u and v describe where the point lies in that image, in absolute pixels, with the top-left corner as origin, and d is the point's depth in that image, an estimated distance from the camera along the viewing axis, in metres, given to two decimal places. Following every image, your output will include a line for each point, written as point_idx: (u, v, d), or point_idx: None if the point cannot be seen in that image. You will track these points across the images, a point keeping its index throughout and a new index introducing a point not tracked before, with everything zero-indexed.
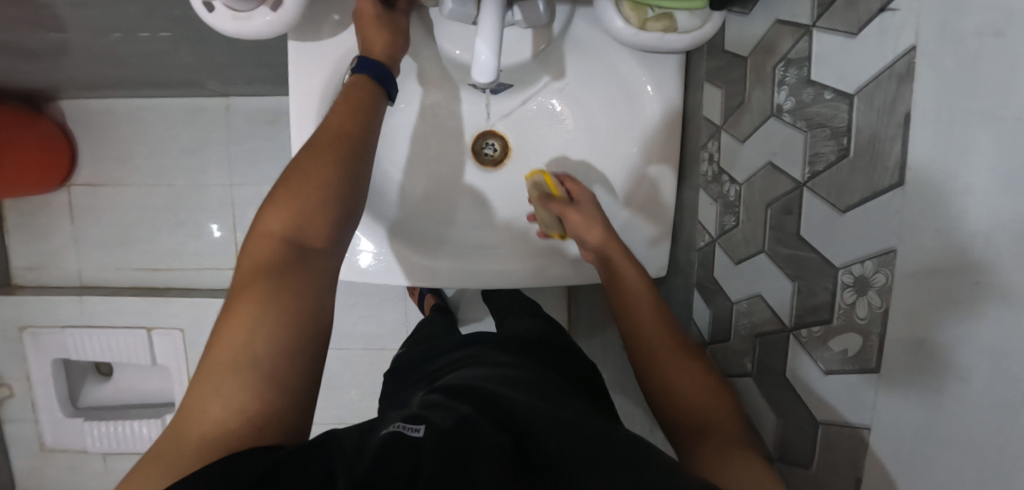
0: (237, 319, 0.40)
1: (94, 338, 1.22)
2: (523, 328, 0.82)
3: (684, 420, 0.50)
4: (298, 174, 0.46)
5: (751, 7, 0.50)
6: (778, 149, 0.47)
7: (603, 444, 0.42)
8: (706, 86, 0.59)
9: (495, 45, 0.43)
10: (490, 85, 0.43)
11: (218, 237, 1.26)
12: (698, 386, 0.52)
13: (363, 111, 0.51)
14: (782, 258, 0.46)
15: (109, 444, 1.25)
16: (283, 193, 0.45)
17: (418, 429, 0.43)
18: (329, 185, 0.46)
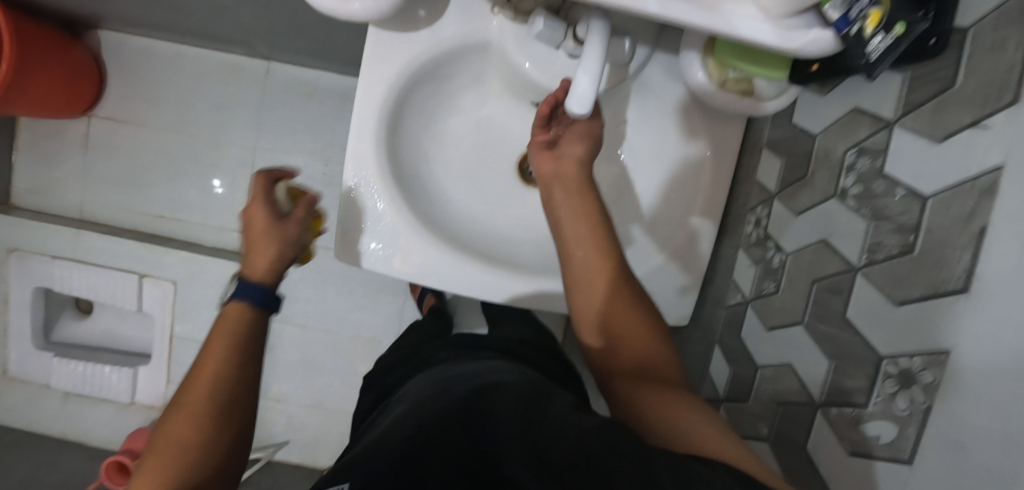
0: None
1: (83, 273, 1.19)
2: (519, 333, 0.83)
3: (619, 369, 0.51)
4: (165, 432, 0.45)
5: (829, 88, 0.52)
6: (835, 230, 0.48)
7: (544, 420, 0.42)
8: (765, 152, 0.61)
9: (596, 80, 0.49)
10: (583, 116, 0.49)
11: (218, 194, 1.24)
12: (625, 317, 0.53)
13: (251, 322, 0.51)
14: (820, 334, 0.48)
15: (75, 384, 1.21)
16: (138, 478, 0.44)
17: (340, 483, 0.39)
18: (193, 426, 0.45)
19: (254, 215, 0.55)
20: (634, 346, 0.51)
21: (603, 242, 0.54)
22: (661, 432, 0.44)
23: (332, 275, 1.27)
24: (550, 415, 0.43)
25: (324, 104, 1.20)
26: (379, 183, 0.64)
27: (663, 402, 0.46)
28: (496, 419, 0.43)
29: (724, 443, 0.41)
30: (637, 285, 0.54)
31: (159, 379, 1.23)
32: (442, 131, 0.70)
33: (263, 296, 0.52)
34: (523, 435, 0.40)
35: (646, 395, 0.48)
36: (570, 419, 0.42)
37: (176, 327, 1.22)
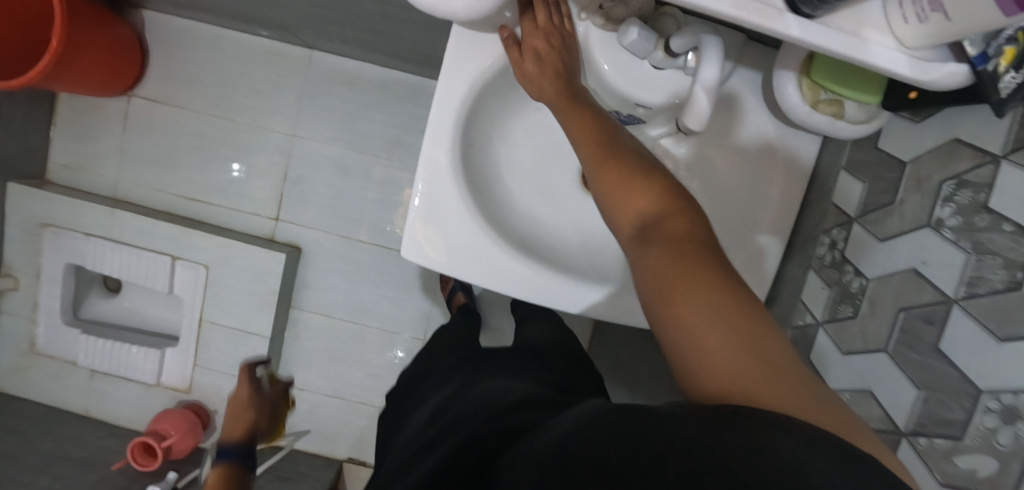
0: None
1: (116, 252, 1.18)
2: (541, 335, 0.81)
3: (637, 244, 0.41)
4: None
5: (922, 116, 0.53)
6: (928, 260, 0.48)
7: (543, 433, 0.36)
8: (844, 175, 0.61)
9: (712, 98, 0.52)
10: (700, 130, 0.53)
11: (233, 178, 1.23)
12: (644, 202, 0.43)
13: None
14: (908, 363, 0.48)
15: (102, 363, 1.21)
16: None
17: None
18: None
19: (240, 393, 0.82)
20: (638, 204, 0.43)
21: (598, 144, 0.48)
22: (673, 351, 0.36)
23: (362, 267, 1.26)
24: (531, 431, 0.37)
25: (365, 96, 1.19)
26: (451, 183, 0.64)
27: (674, 291, 0.36)
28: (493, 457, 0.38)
29: (754, 370, 0.32)
30: (631, 160, 0.45)
31: (186, 362, 1.23)
32: (510, 134, 0.71)
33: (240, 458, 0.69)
34: (506, 463, 0.35)
35: (661, 274, 0.38)
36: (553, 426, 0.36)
37: (205, 311, 1.21)
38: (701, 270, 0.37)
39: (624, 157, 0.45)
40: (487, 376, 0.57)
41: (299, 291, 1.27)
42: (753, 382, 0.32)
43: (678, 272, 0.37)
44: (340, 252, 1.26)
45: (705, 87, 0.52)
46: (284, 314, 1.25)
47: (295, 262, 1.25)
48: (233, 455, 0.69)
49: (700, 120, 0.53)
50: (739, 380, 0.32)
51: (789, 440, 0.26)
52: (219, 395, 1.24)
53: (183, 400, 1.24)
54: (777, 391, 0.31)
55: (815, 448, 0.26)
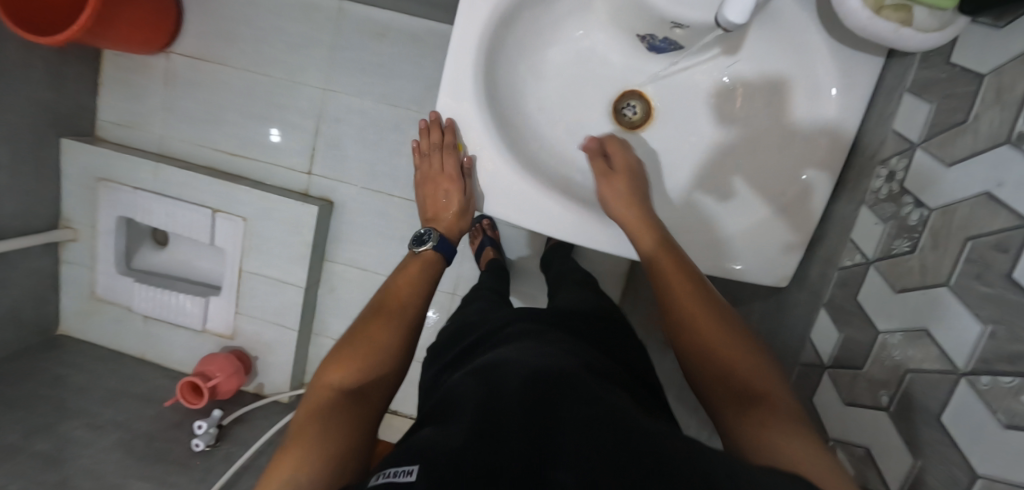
0: (287, 461, 0.44)
1: (162, 204, 1.23)
2: (573, 302, 0.78)
3: (715, 392, 0.48)
4: (365, 334, 0.55)
5: (1006, 21, 0.45)
6: (1006, 181, 0.42)
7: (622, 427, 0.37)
8: (907, 98, 0.54)
9: None
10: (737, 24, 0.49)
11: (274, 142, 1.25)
12: (730, 344, 0.49)
13: (416, 284, 0.62)
14: (974, 297, 0.43)
15: (154, 310, 1.27)
16: (345, 356, 0.53)
17: (410, 472, 0.36)
18: (379, 352, 0.54)
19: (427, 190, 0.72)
20: (735, 357, 0.49)
21: (696, 286, 0.53)
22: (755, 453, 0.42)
23: (394, 221, 1.27)
24: (597, 424, 0.38)
25: (396, 47, 1.16)
26: (473, 113, 0.62)
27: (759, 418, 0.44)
28: (567, 419, 0.39)
29: (815, 465, 0.39)
30: (727, 311, 0.52)
31: (229, 310, 1.28)
32: (538, 64, 0.67)
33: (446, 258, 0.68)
34: (588, 442, 0.36)
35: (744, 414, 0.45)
36: (630, 419, 0.39)
37: (246, 262, 1.25)
38: (778, 418, 0.43)
39: (718, 303, 0.53)
40: (533, 341, 0.55)
41: (333, 244, 1.29)
42: (822, 471, 0.39)
43: (760, 411, 0.44)
44: (373, 207, 1.26)
45: None
46: (319, 266, 1.28)
47: (329, 216, 1.26)
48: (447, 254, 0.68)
49: (741, 13, 0.50)
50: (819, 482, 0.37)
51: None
52: (261, 343, 1.29)
53: (228, 346, 1.30)
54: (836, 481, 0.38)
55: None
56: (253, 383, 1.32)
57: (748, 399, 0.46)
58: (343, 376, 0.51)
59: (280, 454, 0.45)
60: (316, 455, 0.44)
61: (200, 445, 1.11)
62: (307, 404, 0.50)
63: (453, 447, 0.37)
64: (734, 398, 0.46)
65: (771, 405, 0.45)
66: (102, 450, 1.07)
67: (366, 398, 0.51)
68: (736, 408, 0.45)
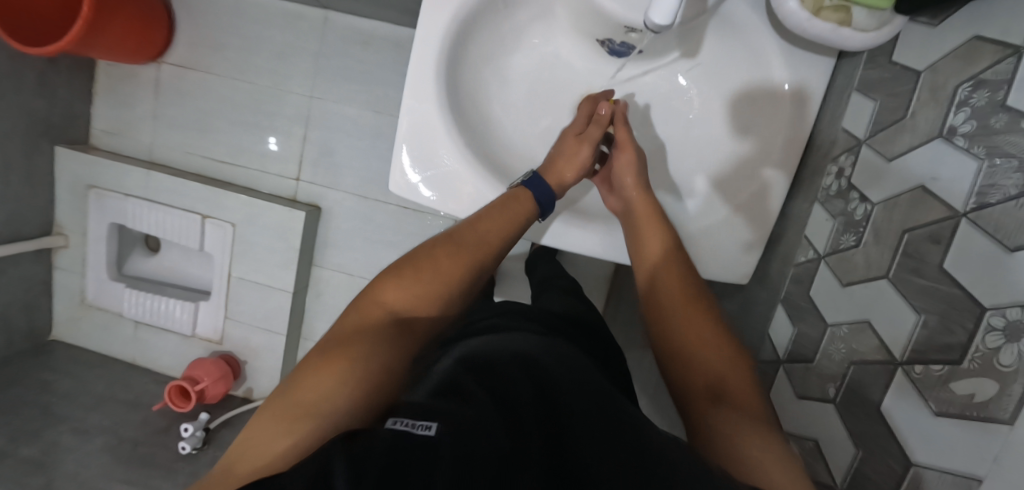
0: (327, 371, 0.44)
1: (152, 211, 1.25)
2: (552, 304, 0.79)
3: (699, 394, 0.47)
4: (435, 255, 0.55)
5: (942, 18, 0.46)
6: (939, 174, 0.43)
7: (633, 448, 0.36)
8: (855, 96, 0.55)
9: None
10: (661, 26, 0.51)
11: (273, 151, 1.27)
12: (723, 353, 0.49)
13: (504, 225, 0.59)
14: (911, 287, 0.44)
15: (144, 315, 1.29)
16: (404, 274, 0.53)
17: (430, 427, 0.33)
18: (443, 285, 0.53)
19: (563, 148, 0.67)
20: (717, 355, 0.49)
21: (694, 289, 0.55)
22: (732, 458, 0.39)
23: (380, 226, 1.29)
24: (609, 438, 0.37)
25: (380, 55, 1.19)
26: (436, 116, 0.64)
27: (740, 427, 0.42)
28: (583, 431, 0.37)
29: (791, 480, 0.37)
30: (715, 315, 0.52)
31: (218, 315, 1.29)
32: (503, 69, 0.69)
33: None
34: (598, 458, 0.35)
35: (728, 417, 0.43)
36: (642, 440, 0.37)
37: (234, 267, 1.27)
38: (755, 421, 0.43)
39: (702, 300, 0.54)
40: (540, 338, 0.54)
41: (319, 250, 1.31)
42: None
43: (735, 410, 0.43)
44: (359, 212, 1.28)
45: None
46: (306, 271, 1.30)
47: (316, 221, 1.28)
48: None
49: (666, 13, 0.51)
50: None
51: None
52: (248, 348, 1.31)
53: (217, 350, 1.32)
54: None
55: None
56: (241, 388, 1.33)
57: (726, 398, 0.45)
58: (402, 300, 0.52)
59: (313, 367, 0.45)
60: (363, 372, 0.44)
61: (187, 448, 1.12)
62: (361, 317, 0.50)
63: (472, 415, 0.35)
64: (709, 396, 0.46)
65: (747, 408, 0.44)
66: (89, 454, 1.09)
67: (412, 331, 0.50)
68: (710, 404, 0.45)
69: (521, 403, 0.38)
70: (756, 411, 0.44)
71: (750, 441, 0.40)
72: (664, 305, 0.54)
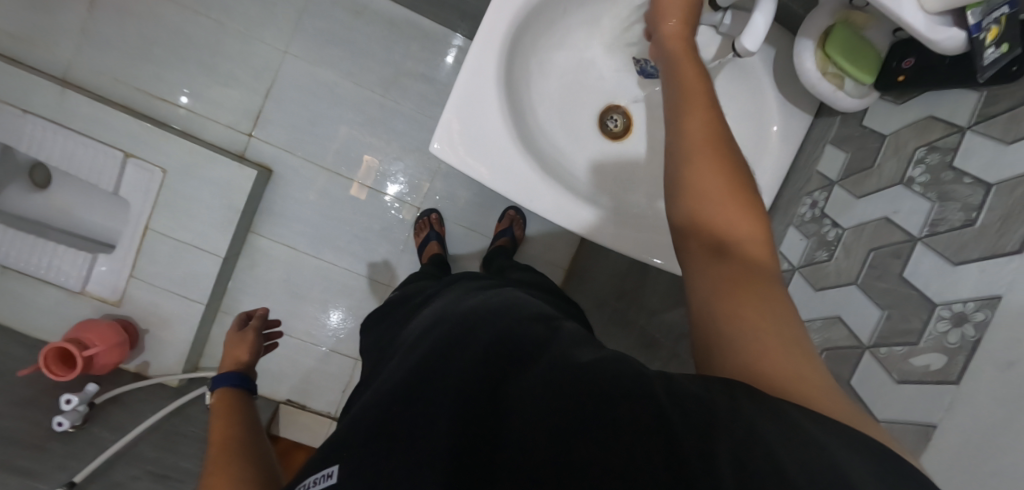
0: None
1: (56, 138, 1.05)
2: (521, 275, 0.89)
3: (696, 257, 0.44)
4: None
5: (904, 99, 0.64)
6: (899, 209, 0.59)
7: (553, 368, 0.38)
8: (829, 147, 0.72)
9: (770, 23, 0.59)
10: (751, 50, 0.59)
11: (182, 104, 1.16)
12: (725, 190, 0.45)
13: None
14: (876, 290, 0.58)
15: (13, 260, 1.06)
16: None
17: (332, 472, 0.39)
18: None
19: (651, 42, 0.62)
20: (726, 204, 0.45)
21: (716, 125, 0.49)
22: (725, 346, 0.38)
23: (337, 204, 1.25)
24: (532, 370, 0.39)
25: (370, 27, 1.17)
26: (491, 88, 0.68)
27: (735, 302, 0.39)
28: (517, 375, 0.39)
29: (777, 352, 0.37)
30: (740, 158, 0.48)
31: (122, 272, 1.12)
32: (545, 64, 0.76)
33: (242, 382, 0.72)
34: (525, 390, 0.37)
35: (716, 288, 0.41)
36: (567, 354, 0.40)
37: (155, 219, 1.12)
38: (756, 282, 0.40)
39: (728, 141, 0.48)
40: (493, 293, 0.57)
41: (263, 216, 1.23)
42: (790, 363, 0.36)
43: (732, 268, 0.41)
44: (316, 183, 1.23)
45: (764, 10, 0.59)
46: (244, 237, 1.22)
47: (264, 184, 1.20)
48: (234, 381, 0.71)
49: (757, 40, 0.59)
50: (777, 371, 0.36)
51: (846, 454, 0.29)
52: (156, 314, 1.15)
53: (112, 314, 1.13)
54: (794, 367, 0.36)
55: (858, 452, 0.30)
56: (136, 362, 1.16)
57: (736, 250, 0.43)
58: None
59: None
60: None
61: (63, 425, 0.94)
62: None
63: (385, 419, 0.40)
64: (714, 249, 0.43)
65: (752, 266, 0.42)
66: None
67: None
68: (709, 258, 0.43)
69: (440, 385, 0.40)
70: (762, 271, 0.41)
71: (739, 310, 0.39)
72: (683, 151, 0.48)
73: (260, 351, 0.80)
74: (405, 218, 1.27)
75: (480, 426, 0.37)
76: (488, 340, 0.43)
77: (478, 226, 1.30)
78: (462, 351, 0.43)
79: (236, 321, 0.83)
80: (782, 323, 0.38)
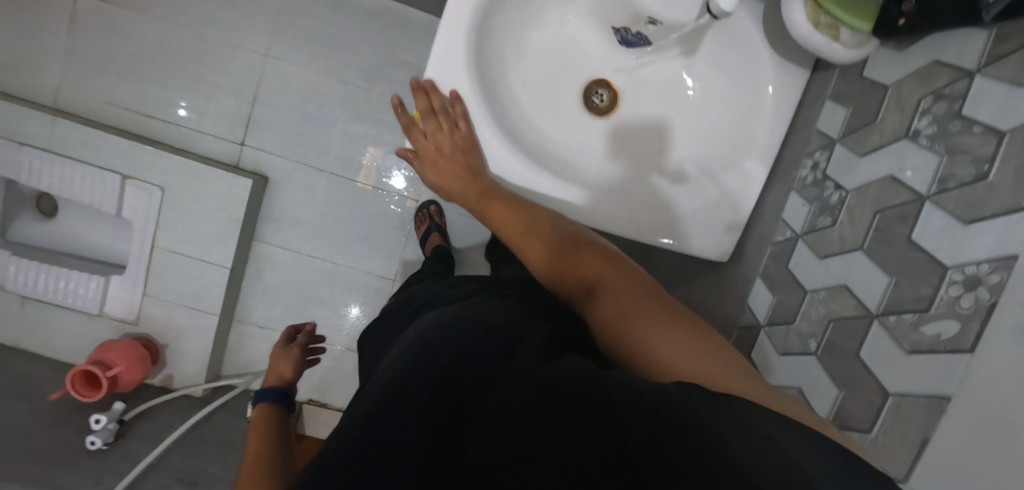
0: None
1: (56, 167, 1.07)
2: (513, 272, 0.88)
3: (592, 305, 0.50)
4: None
5: (906, 45, 0.59)
6: (905, 166, 0.55)
7: (523, 380, 0.37)
8: (827, 104, 0.67)
9: None
10: None
11: (182, 117, 1.16)
12: (588, 256, 0.54)
13: None
14: (882, 255, 0.54)
15: (36, 290, 1.10)
16: None
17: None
18: None
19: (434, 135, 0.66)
20: (595, 264, 0.52)
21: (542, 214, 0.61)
22: (644, 361, 0.42)
23: (336, 204, 1.24)
24: (501, 382, 0.38)
25: (350, 21, 1.14)
26: (462, 71, 0.65)
27: (637, 326, 0.44)
28: (488, 387, 0.38)
29: (706, 367, 0.39)
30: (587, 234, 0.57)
31: (135, 291, 1.15)
32: (522, 42, 0.72)
33: (282, 399, 0.71)
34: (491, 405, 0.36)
35: (625, 317, 0.46)
36: (533, 366, 0.39)
37: (160, 237, 1.14)
38: (657, 308, 0.46)
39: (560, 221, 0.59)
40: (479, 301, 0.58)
41: (264, 222, 1.24)
42: (712, 367, 0.39)
43: (632, 303, 0.47)
44: (314, 185, 1.23)
45: None
46: (248, 246, 1.23)
47: (261, 191, 1.20)
48: (276, 397, 0.71)
49: None
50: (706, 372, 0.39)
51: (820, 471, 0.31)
52: (171, 329, 1.18)
53: (130, 332, 1.16)
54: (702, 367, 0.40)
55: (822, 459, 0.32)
56: (160, 376, 1.19)
57: (597, 298, 0.50)
58: None
59: None
60: None
61: (96, 443, 0.98)
62: None
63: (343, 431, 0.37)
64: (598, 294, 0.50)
65: (641, 296, 0.48)
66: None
67: None
68: (604, 303, 0.49)
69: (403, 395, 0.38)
70: (658, 299, 0.47)
71: (661, 330, 0.43)
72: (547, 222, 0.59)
73: (304, 368, 0.81)
74: (404, 212, 1.26)
75: (447, 439, 0.35)
76: (457, 351, 0.42)
77: None
78: (426, 360, 0.41)
79: (284, 338, 0.85)
80: (703, 338, 0.42)
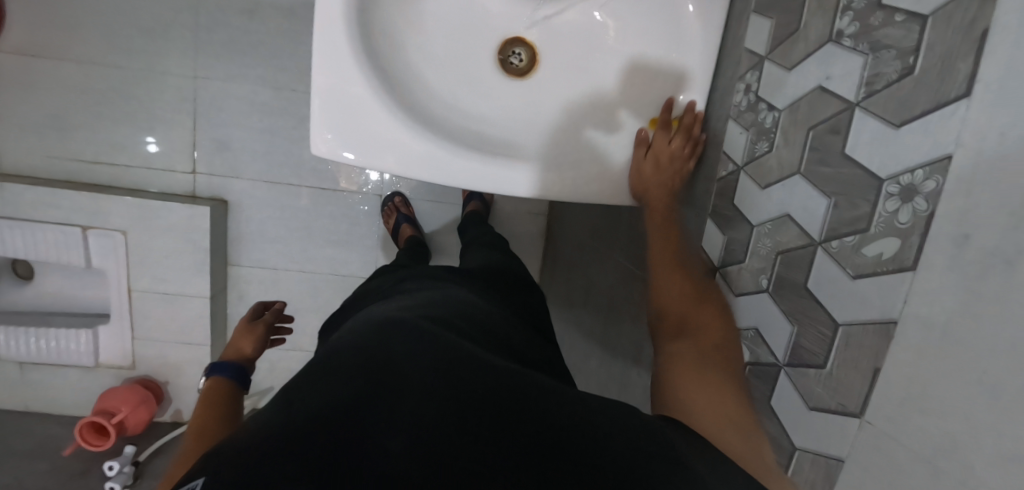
0: None
1: (16, 232, 1.08)
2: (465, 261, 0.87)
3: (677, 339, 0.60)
4: None
5: None
6: (831, 74, 0.49)
7: (516, 415, 0.41)
8: (752, 18, 0.61)
9: None
10: None
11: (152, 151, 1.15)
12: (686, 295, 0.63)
13: None
14: (819, 176, 0.50)
15: (29, 353, 1.12)
16: None
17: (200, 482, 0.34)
18: None
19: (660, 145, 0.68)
20: (702, 306, 0.62)
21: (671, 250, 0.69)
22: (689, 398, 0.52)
23: (300, 214, 1.23)
24: (483, 409, 0.41)
25: (269, 25, 1.09)
26: (350, 56, 0.61)
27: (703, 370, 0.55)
28: (476, 410, 0.40)
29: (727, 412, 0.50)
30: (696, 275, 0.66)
31: (125, 336, 1.17)
32: (419, 16, 0.68)
33: (237, 372, 0.65)
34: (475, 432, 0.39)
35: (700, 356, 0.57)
36: (523, 398, 0.43)
37: (134, 280, 1.15)
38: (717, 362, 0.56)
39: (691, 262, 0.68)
40: (437, 307, 0.59)
41: (234, 246, 1.23)
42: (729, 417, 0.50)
43: (708, 352, 0.57)
44: (274, 200, 1.21)
45: None
46: (224, 272, 1.23)
47: (223, 216, 1.19)
48: (230, 371, 0.65)
49: None
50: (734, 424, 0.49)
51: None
52: (168, 366, 1.20)
53: (129, 377, 1.20)
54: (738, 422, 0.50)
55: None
56: (169, 412, 1.22)
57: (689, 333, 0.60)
58: None
59: None
60: None
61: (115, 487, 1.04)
62: None
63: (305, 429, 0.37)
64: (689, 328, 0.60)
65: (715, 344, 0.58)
66: None
67: None
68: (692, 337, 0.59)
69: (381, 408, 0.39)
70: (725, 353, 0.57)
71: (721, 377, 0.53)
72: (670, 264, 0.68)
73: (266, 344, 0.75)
74: (370, 209, 1.24)
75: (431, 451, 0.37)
76: (438, 370, 0.44)
77: (444, 196, 1.25)
78: (406, 376, 0.43)
79: (250, 313, 0.79)
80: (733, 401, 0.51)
